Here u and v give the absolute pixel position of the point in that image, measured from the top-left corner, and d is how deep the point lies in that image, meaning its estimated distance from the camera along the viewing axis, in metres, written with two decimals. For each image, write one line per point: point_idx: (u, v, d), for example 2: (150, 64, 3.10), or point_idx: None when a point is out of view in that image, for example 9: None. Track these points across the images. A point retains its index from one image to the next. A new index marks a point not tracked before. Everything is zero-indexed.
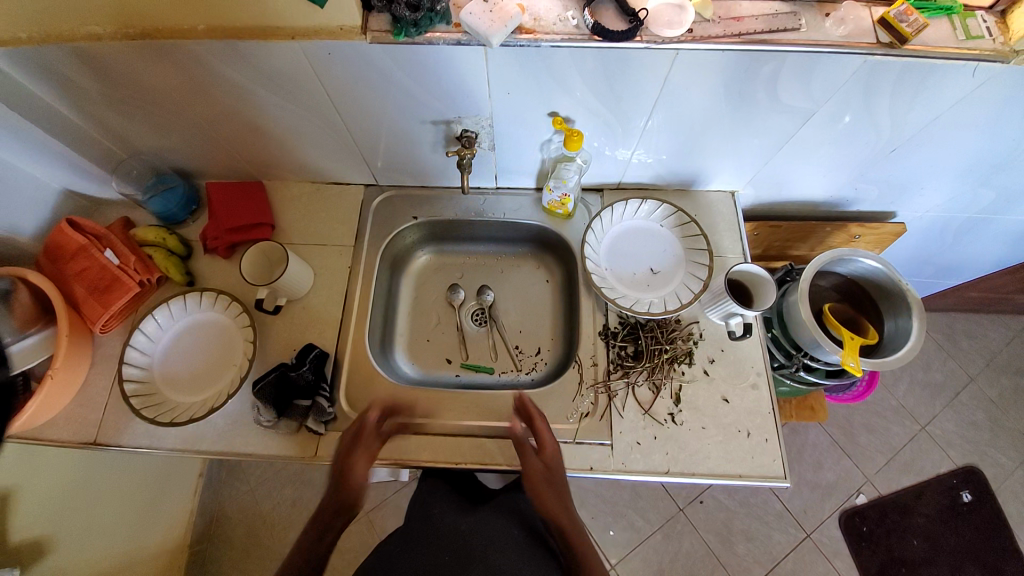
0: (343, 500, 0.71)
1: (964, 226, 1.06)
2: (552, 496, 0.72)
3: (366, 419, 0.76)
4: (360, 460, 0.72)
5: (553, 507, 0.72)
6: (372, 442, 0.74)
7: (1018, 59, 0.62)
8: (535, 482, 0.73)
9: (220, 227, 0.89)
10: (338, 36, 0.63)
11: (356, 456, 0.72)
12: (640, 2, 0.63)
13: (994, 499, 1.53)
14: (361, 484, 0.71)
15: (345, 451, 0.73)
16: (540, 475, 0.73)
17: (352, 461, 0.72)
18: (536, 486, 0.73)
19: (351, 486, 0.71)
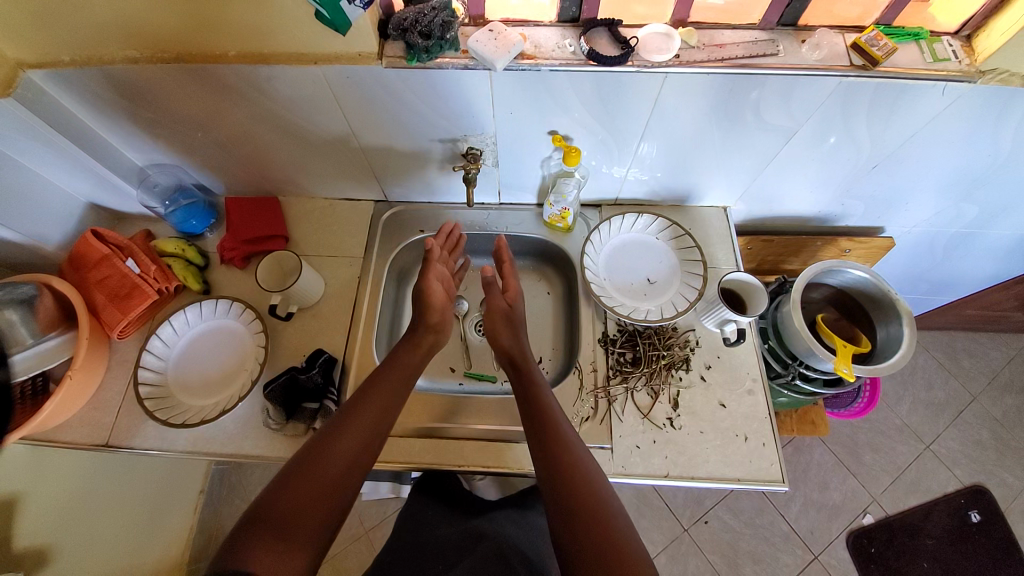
0: (427, 326, 0.81)
1: (952, 240, 1.09)
2: (508, 336, 0.82)
3: (451, 225, 0.93)
4: (436, 281, 0.85)
5: (510, 345, 0.81)
6: (415, 359, 0.78)
7: (984, 79, 0.67)
8: (495, 319, 0.83)
9: (237, 239, 0.94)
10: (357, 61, 0.69)
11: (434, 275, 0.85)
12: (631, 31, 0.68)
13: (1003, 520, 1.51)
14: (443, 302, 0.84)
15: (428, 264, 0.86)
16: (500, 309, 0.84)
17: (431, 280, 0.84)
18: (496, 324, 0.83)
19: (435, 304, 0.83)
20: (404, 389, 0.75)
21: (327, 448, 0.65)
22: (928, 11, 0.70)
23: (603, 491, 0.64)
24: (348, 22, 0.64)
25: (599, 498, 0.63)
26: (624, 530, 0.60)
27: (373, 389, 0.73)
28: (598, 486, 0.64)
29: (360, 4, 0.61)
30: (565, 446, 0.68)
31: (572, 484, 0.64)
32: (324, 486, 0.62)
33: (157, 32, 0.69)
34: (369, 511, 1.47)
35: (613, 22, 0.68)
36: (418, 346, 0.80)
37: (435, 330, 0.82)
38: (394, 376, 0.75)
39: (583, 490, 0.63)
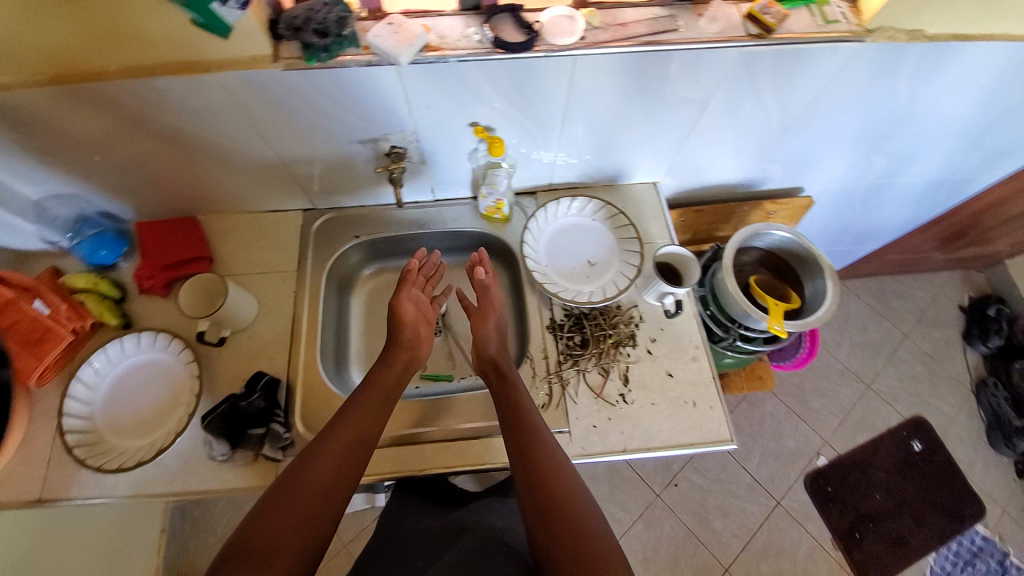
0: (400, 343, 0.80)
1: (867, 194, 1.17)
2: (494, 345, 0.82)
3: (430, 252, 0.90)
4: (409, 305, 0.83)
5: (495, 352, 0.81)
6: (392, 379, 0.77)
7: (874, 37, 0.72)
8: (478, 329, 0.83)
9: (154, 265, 0.88)
10: (252, 65, 0.65)
11: (405, 300, 0.83)
12: (534, 15, 0.68)
13: (940, 445, 1.67)
14: (414, 324, 0.82)
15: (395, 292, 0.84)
16: (486, 319, 0.83)
17: (402, 303, 0.82)
18: (484, 343, 0.81)
19: (403, 327, 0.81)
20: (381, 413, 0.73)
21: (295, 474, 0.64)
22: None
23: (579, 492, 0.66)
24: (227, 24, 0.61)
25: (572, 501, 0.64)
26: (598, 529, 0.62)
27: (345, 412, 0.71)
28: (574, 485, 0.66)
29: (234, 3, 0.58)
30: (545, 451, 0.69)
31: (547, 489, 0.65)
32: (300, 510, 0.61)
33: (23, 50, 0.62)
34: (346, 525, 1.44)
35: (516, 7, 0.67)
36: (393, 364, 0.78)
37: (410, 346, 0.81)
38: (369, 396, 0.73)
39: (562, 494, 0.65)
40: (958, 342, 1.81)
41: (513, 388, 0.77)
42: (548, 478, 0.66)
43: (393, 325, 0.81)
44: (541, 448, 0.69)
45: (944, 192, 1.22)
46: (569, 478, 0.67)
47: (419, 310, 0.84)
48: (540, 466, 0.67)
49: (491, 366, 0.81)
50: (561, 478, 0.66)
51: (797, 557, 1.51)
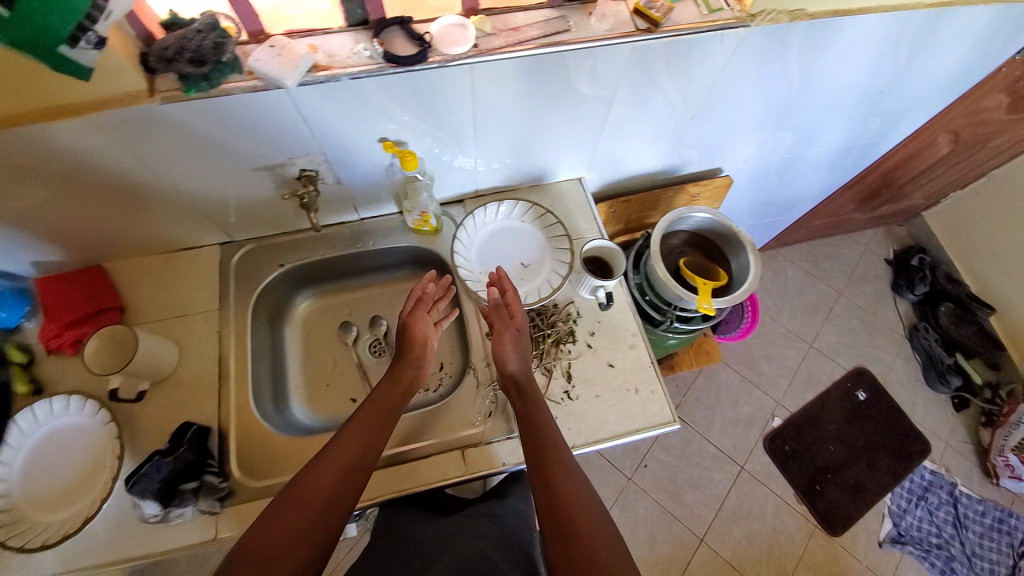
0: (407, 359, 0.78)
1: (783, 167, 1.24)
2: (514, 362, 0.78)
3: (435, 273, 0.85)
4: (421, 323, 0.80)
5: (515, 370, 0.78)
6: (397, 394, 0.75)
7: (757, 21, 0.74)
8: (503, 341, 0.78)
9: (58, 322, 0.80)
10: (126, 103, 0.61)
11: (418, 317, 0.81)
12: (425, 26, 0.67)
13: (883, 391, 1.79)
14: (423, 344, 0.79)
15: (407, 313, 0.81)
16: (510, 332, 0.79)
17: (416, 321, 0.80)
18: (507, 356, 0.78)
19: (414, 346, 0.79)
20: (383, 428, 0.71)
21: (296, 487, 0.63)
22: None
23: (587, 496, 0.66)
24: (85, 64, 0.52)
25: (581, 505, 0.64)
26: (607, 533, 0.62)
27: (349, 426, 0.70)
28: (582, 487, 0.67)
29: (87, 43, 0.50)
30: (557, 455, 0.69)
31: (558, 497, 0.65)
32: (305, 519, 0.60)
33: None
34: None
35: (405, 19, 0.65)
36: (397, 381, 0.76)
37: (415, 365, 0.78)
38: (373, 410, 0.72)
39: (573, 501, 0.65)
40: (888, 293, 1.94)
41: (529, 393, 0.76)
42: (561, 485, 0.66)
43: (404, 343, 0.79)
44: (554, 454, 0.69)
45: (853, 157, 1.29)
46: (578, 481, 0.67)
47: (431, 332, 0.82)
48: (552, 474, 0.67)
49: (511, 380, 0.78)
50: (573, 483, 0.67)
51: (765, 517, 1.59)
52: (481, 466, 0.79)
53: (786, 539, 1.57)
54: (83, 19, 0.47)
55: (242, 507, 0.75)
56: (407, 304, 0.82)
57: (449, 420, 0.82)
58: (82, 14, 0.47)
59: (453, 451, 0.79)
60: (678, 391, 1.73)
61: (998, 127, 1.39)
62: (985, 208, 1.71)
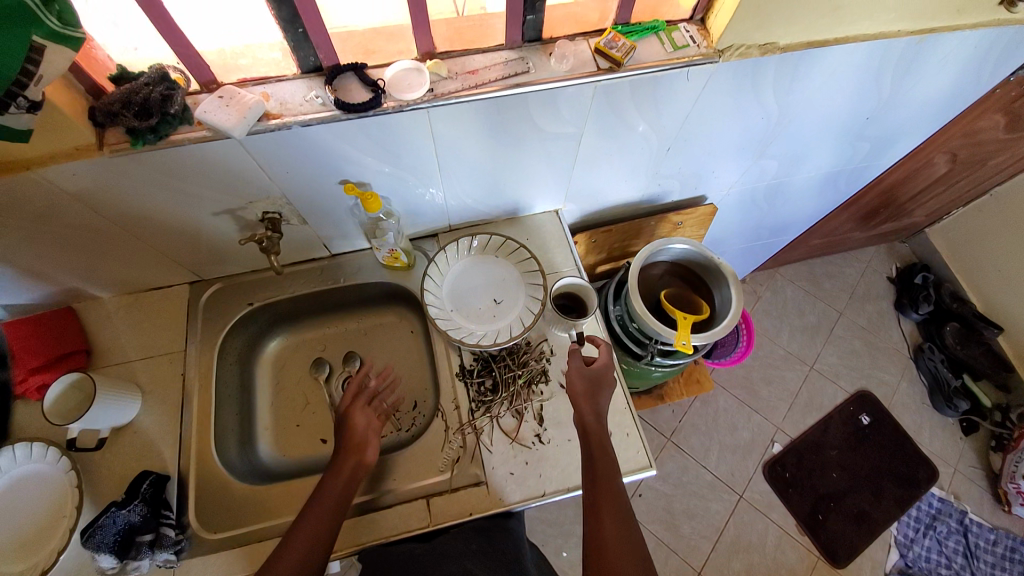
0: (346, 447, 0.74)
1: (771, 192, 1.20)
2: (588, 400, 0.77)
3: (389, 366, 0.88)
4: (360, 412, 0.78)
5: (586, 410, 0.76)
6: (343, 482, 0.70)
7: (724, 56, 0.72)
8: (578, 386, 0.78)
9: (24, 367, 0.78)
10: (75, 156, 0.61)
11: (358, 407, 0.79)
12: (380, 71, 0.66)
13: (887, 415, 1.72)
14: (364, 430, 0.76)
15: (347, 404, 0.80)
16: (584, 375, 0.79)
17: (353, 411, 0.78)
18: (575, 397, 0.78)
19: (353, 435, 0.75)
20: (335, 517, 0.67)
21: (270, 574, 0.61)
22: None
23: (633, 543, 0.64)
24: (21, 128, 0.53)
25: (629, 566, 0.61)
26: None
27: (309, 510, 0.67)
28: (628, 544, 0.63)
29: (19, 108, 0.50)
30: (610, 505, 0.66)
31: (605, 546, 0.63)
32: None
33: None
34: None
35: (359, 65, 0.65)
36: (339, 471, 0.71)
37: (357, 450, 0.74)
38: (323, 501, 0.68)
39: (618, 550, 0.62)
40: (891, 312, 1.89)
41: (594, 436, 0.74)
42: (611, 542, 0.63)
43: (343, 433, 0.76)
44: (608, 506, 0.66)
45: (845, 180, 1.25)
46: (628, 537, 0.64)
47: (370, 419, 0.78)
48: (603, 529, 0.64)
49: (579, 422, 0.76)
50: (623, 539, 0.64)
51: (765, 548, 1.53)
52: (444, 517, 0.76)
53: (788, 572, 1.50)
54: (12, 86, 0.48)
55: (200, 560, 0.74)
56: (348, 394, 0.81)
57: (414, 469, 0.80)
58: (10, 81, 0.47)
59: (417, 502, 0.77)
60: (674, 416, 1.68)
61: (998, 145, 1.34)
62: (987, 224, 1.66)
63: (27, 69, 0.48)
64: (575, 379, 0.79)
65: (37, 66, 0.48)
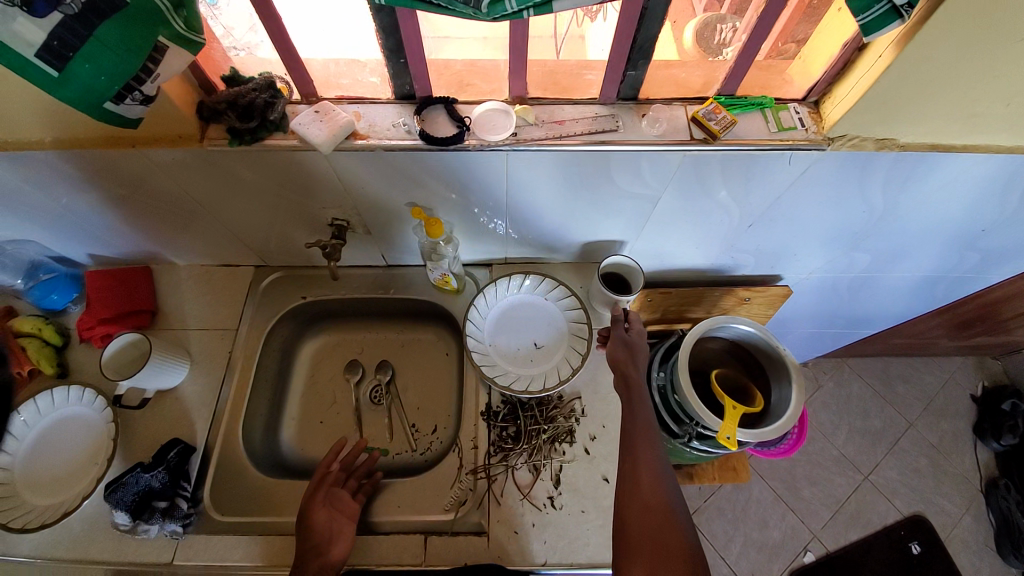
0: (304, 554, 0.66)
1: (855, 285, 1.09)
2: (625, 361, 0.76)
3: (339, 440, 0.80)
4: (321, 508, 0.71)
5: (625, 367, 0.76)
6: None
7: (835, 145, 0.66)
8: (618, 355, 0.77)
9: (95, 315, 0.86)
10: (176, 143, 0.66)
11: (317, 503, 0.71)
12: (468, 108, 0.67)
13: (945, 552, 1.50)
14: (326, 527, 0.69)
15: (306, 499, 0.72)
16: (621, 343, 0.78)
17: (312, 508, 0.71)
18: (617, 364, 0.76)
19: (313, 537, 0.68)
20: None
21: None
22: (787, 71, 0.69)
23: (667, 484, 0.62)
24: (133, 117, 0.58)
25: (657, 499, 0.61)
26: (680, 531, 0.58)
27: None
28: (660, 482, 0.62)
29: (133, 101, 0.55)
30: (646, 444, 0.66)
31: (637, 481, 0.63)
32: None
33: None
34: None
35: (450, 99, 0.66)
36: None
37: (317, 554, 0.66)
38: None
39: (648, 487, 0.62)
40: (969, 435, 1.66)
41: (636, 391, 0.72)
42: (644, 481, 0.62)
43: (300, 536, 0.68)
44: (643, 448, 0.65)
45: (944, 287, 1.12)
46: (662, 479, 0.63)
47: (335, 512, 0.72)
48: (638, 464, 0.64)
49: (623, 380, 0.75)
50: (658, 481, 0.62)
51: None
52: (438, 560, 0.73)
53: None
54: (130, 80, 0.52)
55: (202, 538, 0.75)
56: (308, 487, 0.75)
57: (418, 501, 0.79)
58: (130, 75, 0.52)
59: (413, 536, 0.75)
60: (699, 494, 1.56)
61: None
62: None
63: (147, 67, 0.52)
64: (615, 350, 0.78)
65: (156, 64, 0.52)
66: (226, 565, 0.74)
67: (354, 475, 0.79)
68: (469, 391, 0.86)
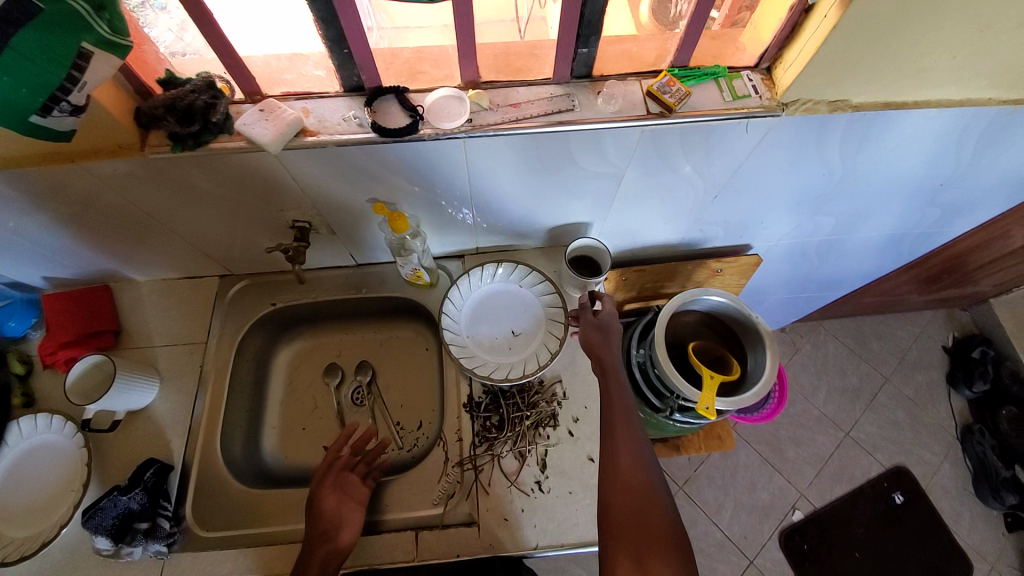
0: (314, 536, 0.68)
1: (823, 248, 1.11)
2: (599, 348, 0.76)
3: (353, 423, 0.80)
4: (331, 492, 0.72)
5: (599, 352, 0.76)
6: None
7: (789, 110, 0.66)
8: (591, 340, 0.78)
9: (56, 340, 0.83)
10: (118, 154, 0.63)
11: (327, 487, 0.72)
12: (420, 96, 0.65)
13: (925, 499, 1.57)
14: (336, 511, 0.70)
15: (316, 483, 0.73)
16: (593, 328, 0.78)
17: (321, 492, 0.72)
18: (592, 348, 0.77)
19: (322, 522, 0.69)
20: None
21: None
22: (739, 39, 0.69)
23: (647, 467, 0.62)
24: (64, 129, 0.57)
25: (638, 483, 0.61)
26: (661, 511, 0.59)
27: None
28: (640, 463, 0.62)
29: (61, 112, 0.54)
30: (625, 428, 0.66)
31: (617, 466, 0.63)
32: None
33: None
34: None
35: (400, 88, 0.64)
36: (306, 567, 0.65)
37: (326, 538, 0.67)
38: None
39: (628, 472, 0.62)
40: (941, 384, 1.72)
41: (612, 376, 0.72)
42: (624, 465, 0.62)
43: (310, 520, 0.70)
44: (621, 429, 0.65)
45: (908, 244, 1.15)
46: (641, 462, 0.62)
47: (344, 495, 0.73)
48: (617, 449, 0.64)
49: (598, 366, 0.75)
50: (638, 464, 0.62)
51: None
52: (429, 553, 0.73)
53: None
54: (55, 91, 0.51)
55: (187, 556, 0.74)
56: (319, 470, 0.76)
57: (407, 497, 0.79)
58: (55, 85, 0.50)
59: (405, 533, 0.75)
60: (689, 465, 1.59)
61: None
62: None
63: (72, 75, 0.50)
64: (588, 334, 0.78)
65: (82, 72, 0.50)
66: None
67: (365, 459, 0.78)
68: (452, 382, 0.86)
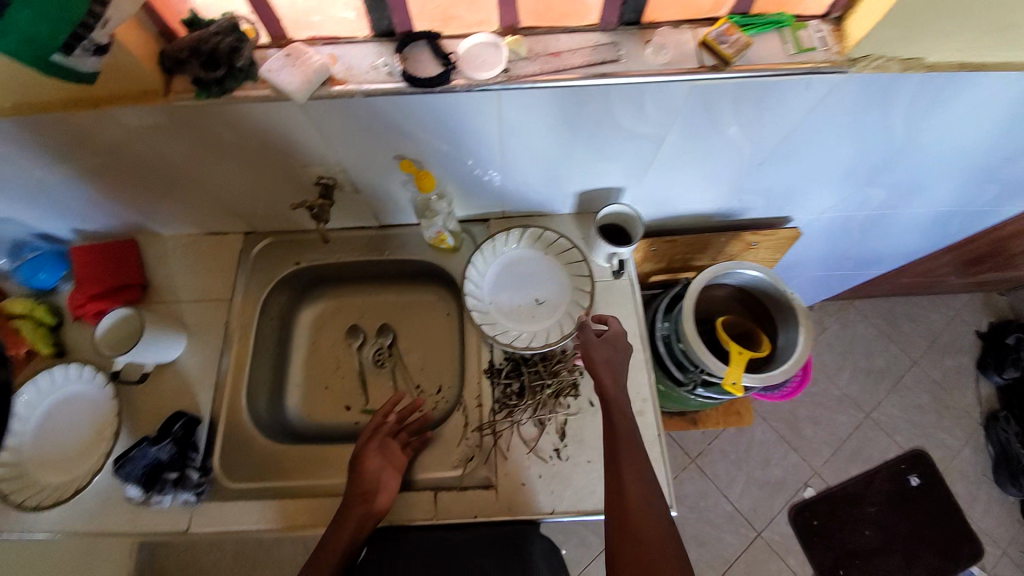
0: (354, 496, 0.70)
1: (866, 224, 1.05)
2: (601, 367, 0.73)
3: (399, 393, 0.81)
4: (374, 455, 0.74)
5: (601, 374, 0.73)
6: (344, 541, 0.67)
7: (857, 67, 0.60)
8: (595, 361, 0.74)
9: (84, 292, 0.84)
10: (144, 99, 0.60)
11: (371, 450, 0.74)
12: (454, 44, 0.61)
13: (941, 482, 1.55)
14: (377, 474, 0.72)
15: (361, 445, 0.75)
16: (599, 351, 0.74)
17: (365, 455, 0.74)
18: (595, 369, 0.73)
19: (362, 483, 0.71)
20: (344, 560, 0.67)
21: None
22: None
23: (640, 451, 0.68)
24: (86, 70, 0.53)
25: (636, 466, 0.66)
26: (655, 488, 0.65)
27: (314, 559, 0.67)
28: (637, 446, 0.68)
29: (84, 51, 0.50)
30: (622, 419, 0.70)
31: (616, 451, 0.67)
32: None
33: None
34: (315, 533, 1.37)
35: (434, 34, 0.60)
36: (346, 522, 0.68)
37: (364, 500, 0.69)
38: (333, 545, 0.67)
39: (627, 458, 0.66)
40: (971, 369, 1.67)
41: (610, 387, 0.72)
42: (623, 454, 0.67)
43: (351, 480, 0.72)
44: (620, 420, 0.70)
45: (958, 223, 1.08)
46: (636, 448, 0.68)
47: (384, 459, 0.74)
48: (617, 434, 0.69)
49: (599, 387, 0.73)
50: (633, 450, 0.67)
51: None
52: (448, 512, 0.75)
53: None
54: (76, 27, 0.47)
55: (215, 505, 0.76)
56: (364, 432, 0.78)
57: (427, 459, 0.79)
58: (76, 20, 0.47)
59: (425, 492, 0.76)
60: (703, 438, 1.59)
61: None
62: None
63: (94, 11, 0.47)
64: (596, 353, 0.75)
65: (104, 7, 0.48)
66: (240, 530, 0.75)
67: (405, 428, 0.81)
68: (473, 349, 0.85)
